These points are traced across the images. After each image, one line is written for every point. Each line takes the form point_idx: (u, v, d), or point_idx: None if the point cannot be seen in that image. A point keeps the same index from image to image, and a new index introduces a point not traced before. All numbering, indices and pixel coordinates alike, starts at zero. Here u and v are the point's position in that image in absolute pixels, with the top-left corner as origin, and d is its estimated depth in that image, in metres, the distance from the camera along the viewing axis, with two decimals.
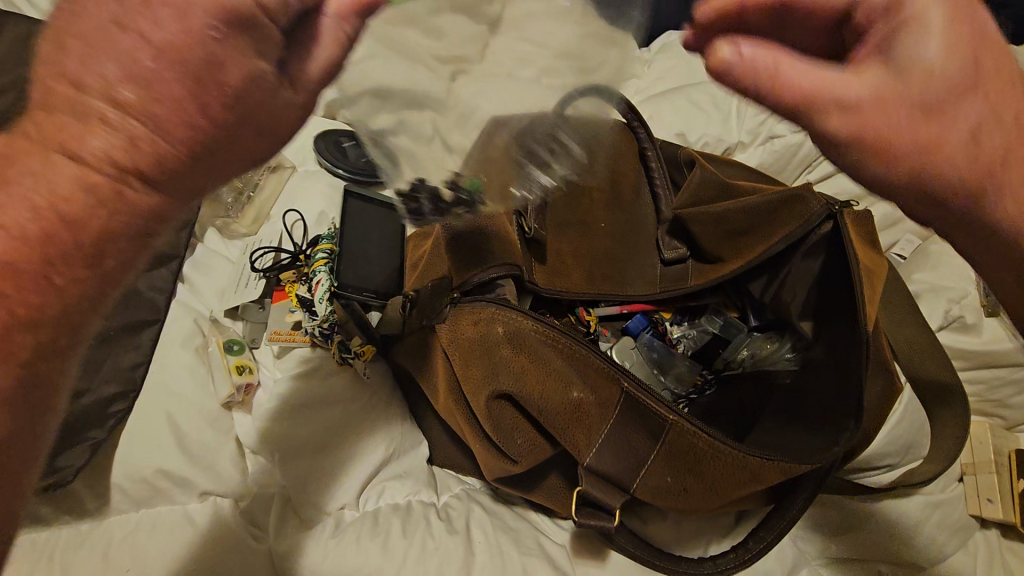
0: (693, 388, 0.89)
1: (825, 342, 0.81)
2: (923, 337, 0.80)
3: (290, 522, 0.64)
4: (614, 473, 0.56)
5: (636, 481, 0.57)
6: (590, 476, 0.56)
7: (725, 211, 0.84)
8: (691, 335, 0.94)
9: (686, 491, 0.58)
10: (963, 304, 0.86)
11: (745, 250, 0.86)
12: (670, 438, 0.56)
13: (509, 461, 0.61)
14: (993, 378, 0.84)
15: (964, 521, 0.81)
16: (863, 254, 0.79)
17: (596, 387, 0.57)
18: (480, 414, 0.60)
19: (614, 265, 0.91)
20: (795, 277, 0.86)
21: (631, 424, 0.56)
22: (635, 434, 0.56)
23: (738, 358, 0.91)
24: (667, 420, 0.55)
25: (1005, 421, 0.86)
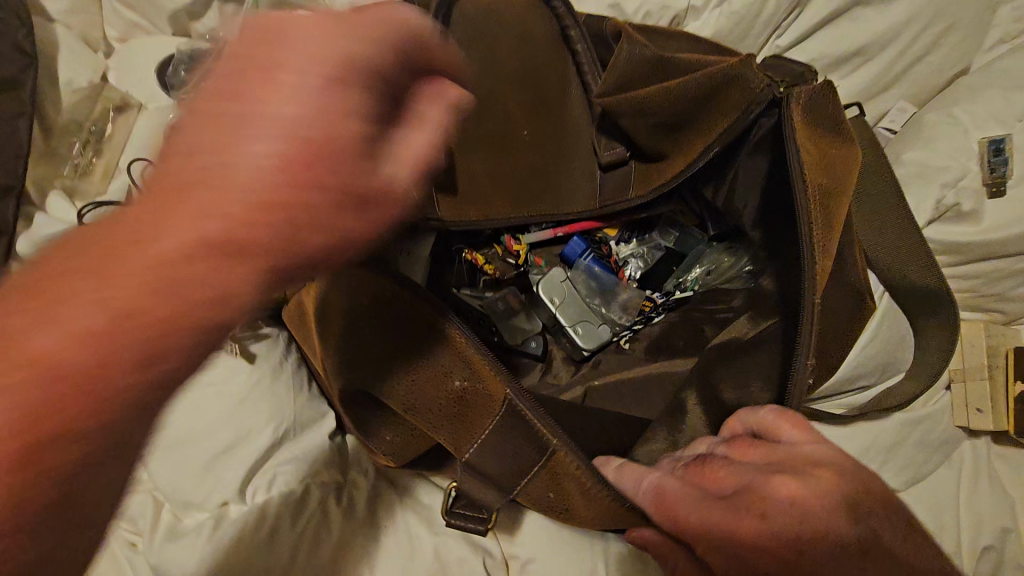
0: (640, 315, 0.75)
1: (782, 253, 0.67)
2: (907, 237, 0.65)
3: (164, 529, 0.56)
4: (495, 474, 0.47)
5: (521, 483, 0.47)
6: (466, 477, 0.47)
7: (649, 101, 0.67)
8: (641, 254, 0.81)
9: (568, 510, 0.49)
10: (960, 187, 0.69)
11: (691, 144, 0.70)
12: (553, 461, 0.46)
13: (380, 452, 0.54)
14: (993, 270, 0.71)
15: (948, 435, 0.72)
16: (821, 143, 0.61)
17: (474, 384, 0.47)
18: (342, 400, 0.52)
19: (539, 180, 0.76)
20: (750, 181, 0.70)
21: (507, 439, 0.46)
22: (520, 435, 0.46)
23: (691, 279, 0.78)
24: (550, 442, 0.45)
25: (1004, 316, 0.74)
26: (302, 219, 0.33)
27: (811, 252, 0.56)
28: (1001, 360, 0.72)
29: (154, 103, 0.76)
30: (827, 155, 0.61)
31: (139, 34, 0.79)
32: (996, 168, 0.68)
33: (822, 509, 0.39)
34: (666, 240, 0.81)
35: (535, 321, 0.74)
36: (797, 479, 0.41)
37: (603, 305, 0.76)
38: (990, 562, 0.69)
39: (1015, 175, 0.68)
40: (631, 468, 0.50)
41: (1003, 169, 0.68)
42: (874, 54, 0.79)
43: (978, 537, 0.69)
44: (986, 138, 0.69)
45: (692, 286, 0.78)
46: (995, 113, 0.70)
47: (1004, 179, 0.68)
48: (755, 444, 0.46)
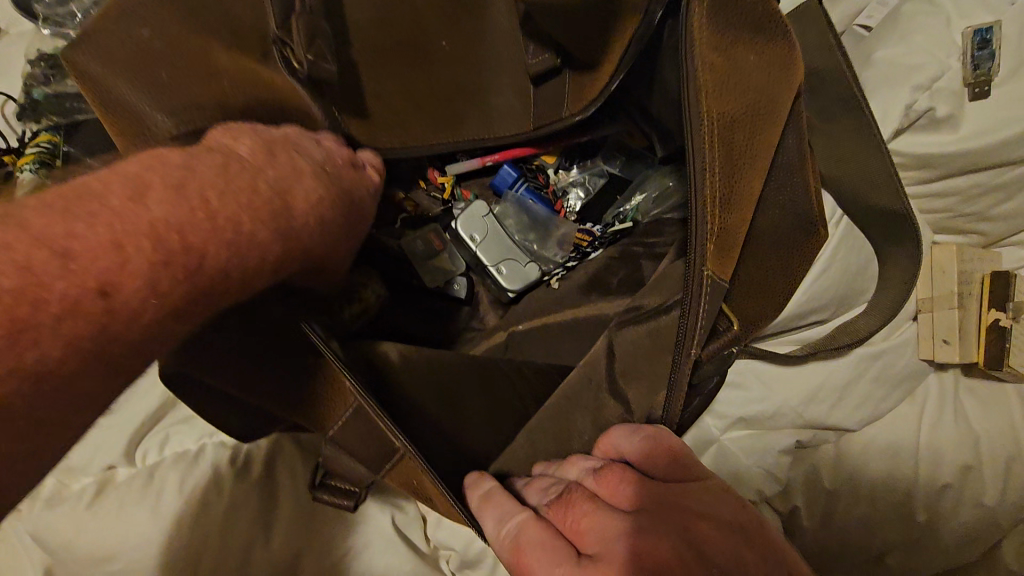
0: (575, 252, 0.69)
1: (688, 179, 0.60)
2: (861, 150, 0.57)
3: (45, 496, 0.52)
4: (358, 453, 0.45)
5: (383, 468, 0.45)
6: (332, 456, 0.46)
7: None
8: (584, 183, 0.73)
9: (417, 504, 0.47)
10: (934, 91, 0.59)
11: (612, 46, 0.60)
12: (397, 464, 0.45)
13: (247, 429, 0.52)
14: (971, 187, 0.63)
15: (912, 370, 0.66)
16: (740, 61, 0.50)
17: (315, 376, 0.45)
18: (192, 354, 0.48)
19: (453, 104, 0.65)
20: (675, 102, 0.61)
21: (351, 434, 0.44)
22: (366, 434, 0.44)
23: (631, 208, 0.71)
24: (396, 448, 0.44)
25: (983, 238, 0.67)
26: (233, 219, 0.32)
27: (709, 209, 0.47)
28: (975, 287, 0.65)
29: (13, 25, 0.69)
30: (725, 65, 0.50)
31: None
32: (980, 65, 0.58)
33: (726, 538, 0.36)
34: (611, 166, 0.73)
35: (457, 261, 0.67)
36: (692, 513, 0.37)
37: (537, 243, 0.69)
38: (949, 500, 0.65)
39: (1000, 73, 0.58)
40: (493, 506, 0.43)
41: (987, 67, 0.58)
42: None
43: (938, 476, 0.65)
44: (971, 29, 0.58)
45: (631, 217, 0.70)
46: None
47: (988, 79, 0.58)
48: (628, 480, 0.40)
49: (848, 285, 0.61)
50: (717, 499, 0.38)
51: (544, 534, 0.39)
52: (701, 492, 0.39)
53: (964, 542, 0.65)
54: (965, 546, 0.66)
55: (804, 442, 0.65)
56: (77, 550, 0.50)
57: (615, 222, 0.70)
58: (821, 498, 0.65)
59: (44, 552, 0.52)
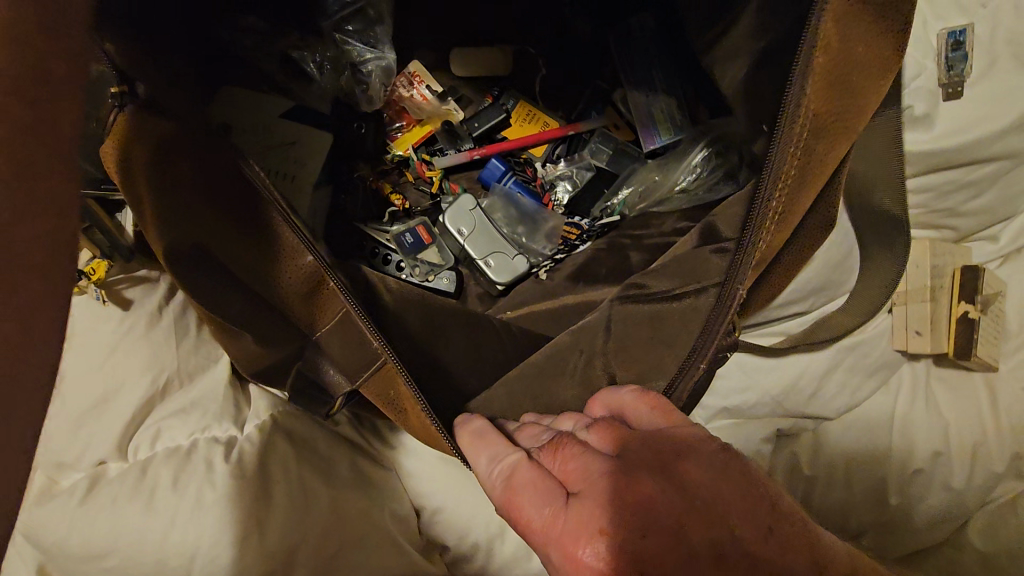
0: (563, 245, 0.70)
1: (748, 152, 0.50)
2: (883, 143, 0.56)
3: (37, 494, 0.52)
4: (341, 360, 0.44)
5: (362, 377, 0.44)
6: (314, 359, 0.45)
7: None
8: (571, 175, 0.74)
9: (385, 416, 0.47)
10: (910, 91, 0.60)
11: None
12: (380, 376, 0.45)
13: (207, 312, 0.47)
14: (945, 183, 0.65)
15: (887, 359, 0.69)
16: (857, 44, 0.41)
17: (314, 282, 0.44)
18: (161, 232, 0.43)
19: None
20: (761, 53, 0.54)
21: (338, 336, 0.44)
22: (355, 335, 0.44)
23: (618, 202, 0.72)
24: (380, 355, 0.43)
25: (956, 232, 0.70)
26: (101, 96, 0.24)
27: (768, 215, 0.42)
28: (947, 280, 0.68)
29: None
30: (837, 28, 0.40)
31: None
32: (954, 66, 0.60)
33: (711, 478, 0.35)
34: (599, 159, 0.74)
35: (446, 255, 0.68)
36: (678, 456, 0.37)
37: (525, 235, 0.70)
38: (923, 483, 0.68)
39: (973, 74, 0.60)
40: (486, 444, 0.43)
41: (961, 68, 0.60)
42: None
43: (911, 461, 0.68)
44: (946, 30, 0.60)
45: (619, 211, 0.71)
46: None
47: (961, 79, 0.60)
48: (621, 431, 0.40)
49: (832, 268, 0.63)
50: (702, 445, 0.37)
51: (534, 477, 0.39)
52: (690, 438, 0.38)
53: (936, 523, 0.69)
54: (937, 527, 0.69)
55: (784, 431, 0.68)
56: (71, 548, 0.50)
57: (603, 216, 0.72)
58: (801, 482, 0.68)
59: (37, 550, 0.52)
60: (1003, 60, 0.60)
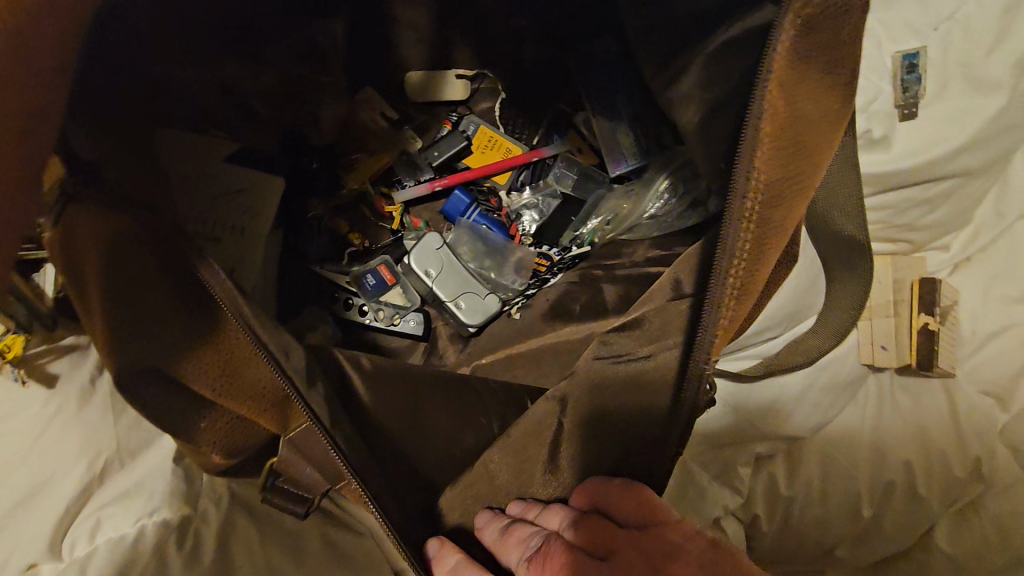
0: (534, 277, 0.67)
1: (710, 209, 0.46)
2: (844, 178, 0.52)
3: None
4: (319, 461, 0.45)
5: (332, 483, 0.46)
6: (289, 459, 0.46)
7: None
8: (536, 204, 0.72)
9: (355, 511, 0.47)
10: (869, 112, 0.61)
11: None
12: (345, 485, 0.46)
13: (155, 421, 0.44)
14: (902, 200, 0.66)
15: (855, 374, 0.70)
16: (806, 100, 0.38)
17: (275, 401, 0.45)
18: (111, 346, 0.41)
19: None
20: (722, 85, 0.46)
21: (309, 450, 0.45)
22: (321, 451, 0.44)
23: (587, 231, 0.70)
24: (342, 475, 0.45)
25: (912, 245, 0.71)
26: None
27: (730, 293, 0.38)
28: (906, 292, 0.70)
29: None
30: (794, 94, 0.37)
31: None
32: (908, 88, 0.60)
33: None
34: (565, 185, 0.72)
35: (411, 296, 0.64)
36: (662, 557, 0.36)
37: (493, 270, 0.67)
38: (896, 496, 0.69)
39: (926, 95, 0.61)
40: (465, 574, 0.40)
41: (915, 89, 0.60)
42: None
43: (883, 475, 0.69)
44: (899, 53, 0.60)
45: (589, 240, 0.69)
46: (908, 20, 0.61)
47: (915, 101, 0.61)
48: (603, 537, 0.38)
49: (795, 289, 0.63)
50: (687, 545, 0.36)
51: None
52: (673, 539, 0.37)
53: (908, 533, 0.70)
54: (909, 534, 0.70)
55: (760, 454, 0.68)
56: None
57: (573, 246, 0.70)
58: (780, 503, 0.68)
59: None
60: (954, 81, 0.61)
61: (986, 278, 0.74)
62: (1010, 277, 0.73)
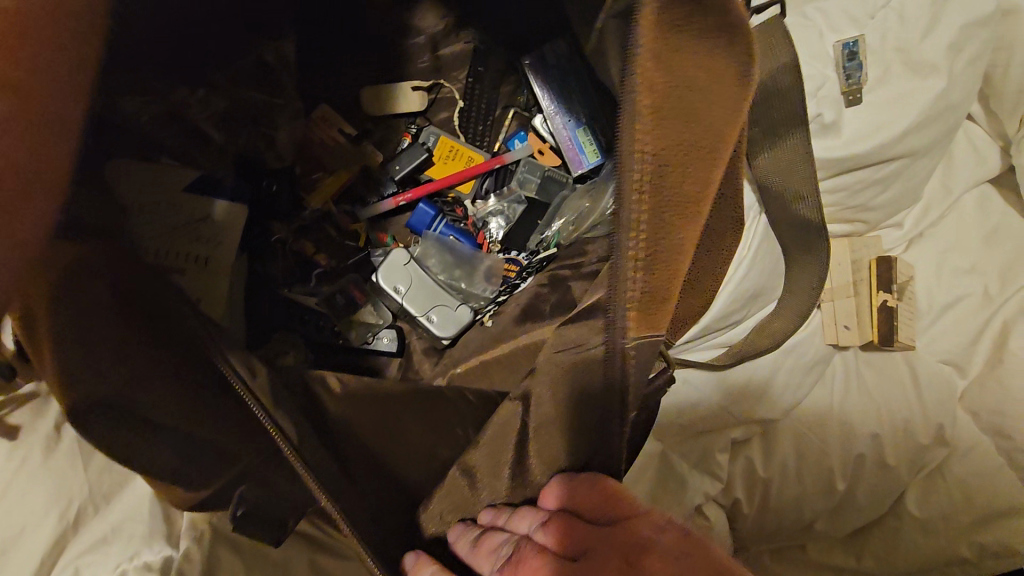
0: (504, 283, 0.67)
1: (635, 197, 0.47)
2: None
3: None
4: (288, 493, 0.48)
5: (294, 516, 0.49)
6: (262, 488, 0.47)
7: None
8: (502, 210, 0.72)
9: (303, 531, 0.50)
10: (817, 100, 0.63)
11: None
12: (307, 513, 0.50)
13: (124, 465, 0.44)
14: (854, 183, 0.68)
15: (822, 354, 0.72)
16: (678, 81, 0.37)
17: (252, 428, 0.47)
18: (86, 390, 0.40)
19: None
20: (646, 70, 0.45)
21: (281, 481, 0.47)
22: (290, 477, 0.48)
23: (553, 233, 0.70)
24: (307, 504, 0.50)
25: (866, 225, 0.74)
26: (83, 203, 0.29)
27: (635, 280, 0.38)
28: (866, 272, 0.72)
29: None
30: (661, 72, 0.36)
31: None
32: (852, 74, 0.62)
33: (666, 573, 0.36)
34: (529, 189, 0.72)
35: (383, 313, 0.65)
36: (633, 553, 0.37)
37: (464, 281, 0.68)
38: (867, 468, 0.72)
39: (869, 82, 0.63)
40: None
41: (858, 76, 0.62)
42: None
43: (854, 449, 0.71)
44: (840, 41, 0.62)
45: (555, 241, 0.69)
46: (847, 10, 0.63)
47: (859, 87, 0.63)
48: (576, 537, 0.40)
49: (757, 277, 0.65)
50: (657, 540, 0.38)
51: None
52: (643, 532, 0.38)
53: (878, 502, 0.73)
54: (880, 504, 0.73)
55: (737, 440, 0.70)
56: None
57: (540, 249, 0.70)
58: (757, 484, 0.70)
59: None
60: (894, 66, 0.63)
61: (939, 253, 0.77)
62: (960, 249, 0.77)
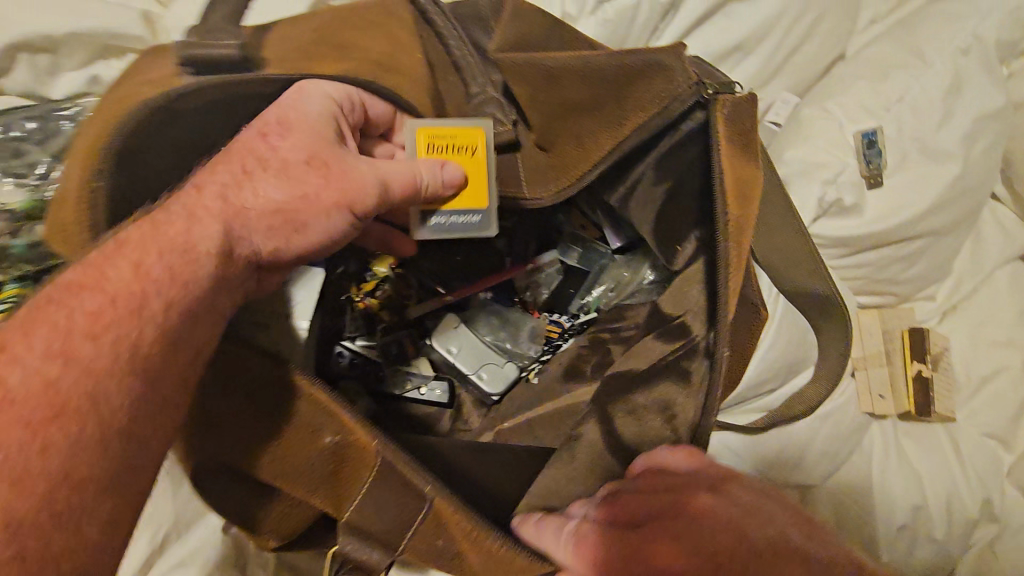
0: (548, 345, 0.73)
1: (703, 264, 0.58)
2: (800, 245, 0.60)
3: None
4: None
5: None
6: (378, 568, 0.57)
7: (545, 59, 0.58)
8: (545, 276, 0.77)
9: None
10: (839, 183, 0.68)
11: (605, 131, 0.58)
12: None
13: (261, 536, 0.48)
14: (881, 258, 0.72)
15: (858, 421, 0.73)
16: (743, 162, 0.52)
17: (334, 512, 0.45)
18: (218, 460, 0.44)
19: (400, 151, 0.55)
20: (676, 175, 0.60)
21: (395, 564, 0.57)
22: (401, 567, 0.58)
23: (593, 298, 0.75)
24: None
25: (894, 297, 0.77)
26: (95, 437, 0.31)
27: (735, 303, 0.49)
28: (897, 341, 0.75)
29: None
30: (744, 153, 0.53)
31: None
32: (871, 161, 0.68)
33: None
34: (570, 258, 0.77)
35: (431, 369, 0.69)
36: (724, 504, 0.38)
37: (510, 341, 0.72)
38: (910, 538, 0.71)
39: (888, 167, 0.69)
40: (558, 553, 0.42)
41: (878, 162, 0.68)
42: (751, 50, 0.78)
43: (895, 519, 0.71)
44: (860, 131, 0.68)
45: (596, 306, 0.75)
46: (864, 103, 0.69)
47: (879, 171, 0.68)
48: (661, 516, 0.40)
49: (787, 342, 0.68)
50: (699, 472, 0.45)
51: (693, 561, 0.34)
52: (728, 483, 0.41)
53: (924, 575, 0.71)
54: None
55: None
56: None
57: (581, 313, 0.75)
58: None
59: None
60: (911, 153, 0.69)
61: (974, 324, 0.79)
62: (993, 322, 0.78)
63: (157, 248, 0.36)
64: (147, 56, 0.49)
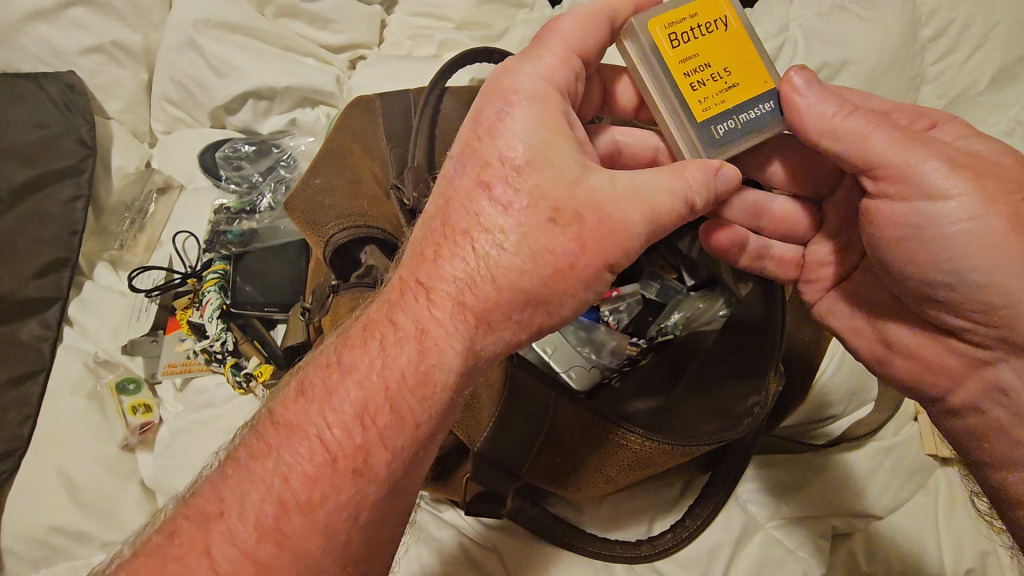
0: (628, 360, 0.79)
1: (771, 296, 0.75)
2: None
3: None
4: (505, 546, 0.69)
5: (501, 548, 0.69)
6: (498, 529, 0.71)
7: None
8: (628, 303, 0.84)
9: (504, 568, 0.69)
10: None
11: None
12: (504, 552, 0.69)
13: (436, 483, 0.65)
14: None
15: (922, 463, 0.76)
16: None
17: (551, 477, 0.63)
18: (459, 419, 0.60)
19: None
20: None
21: (513, 534, 0.70)
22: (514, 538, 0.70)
23: (671, 323, 0.83)
24: (491, 547, 0.70)
25: None
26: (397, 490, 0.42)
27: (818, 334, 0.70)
28: None
29: (192, 183, 0.87)
30: None
31: (182, 126, 0.92)
32: None
33: (914, 370, 0.49)
34: (650, 292, 0.86)
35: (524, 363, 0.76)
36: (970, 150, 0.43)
37: (593, 352, 0.78)
38: None
39: None
40: (823, 99, 0.45)
41: None
42: None
43: (964, 563, 0.72)
44: None
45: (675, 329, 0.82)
46: None
47: None
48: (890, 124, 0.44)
49: (845, 372, 0.74)
50: (863, 274, 0.53)
51: (945, 156, 0.42)
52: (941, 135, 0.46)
53: None
54: None
55: (838, 529, 0.74)
56: None
57: (659, 336, 0.83)
58: None
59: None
60: None
61: None
62: None
63: (404, 379, 0.41)
64: (357, 106, 0.71)
